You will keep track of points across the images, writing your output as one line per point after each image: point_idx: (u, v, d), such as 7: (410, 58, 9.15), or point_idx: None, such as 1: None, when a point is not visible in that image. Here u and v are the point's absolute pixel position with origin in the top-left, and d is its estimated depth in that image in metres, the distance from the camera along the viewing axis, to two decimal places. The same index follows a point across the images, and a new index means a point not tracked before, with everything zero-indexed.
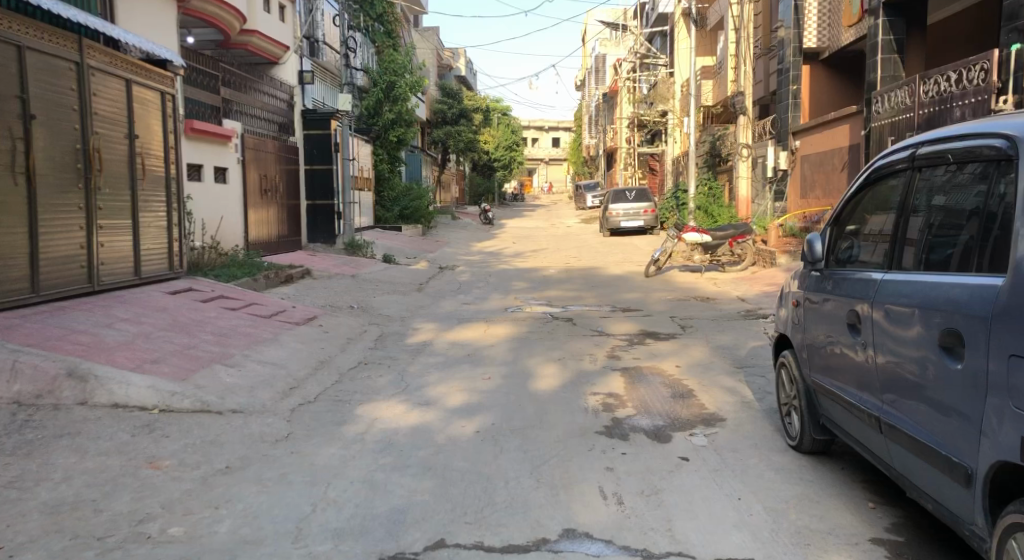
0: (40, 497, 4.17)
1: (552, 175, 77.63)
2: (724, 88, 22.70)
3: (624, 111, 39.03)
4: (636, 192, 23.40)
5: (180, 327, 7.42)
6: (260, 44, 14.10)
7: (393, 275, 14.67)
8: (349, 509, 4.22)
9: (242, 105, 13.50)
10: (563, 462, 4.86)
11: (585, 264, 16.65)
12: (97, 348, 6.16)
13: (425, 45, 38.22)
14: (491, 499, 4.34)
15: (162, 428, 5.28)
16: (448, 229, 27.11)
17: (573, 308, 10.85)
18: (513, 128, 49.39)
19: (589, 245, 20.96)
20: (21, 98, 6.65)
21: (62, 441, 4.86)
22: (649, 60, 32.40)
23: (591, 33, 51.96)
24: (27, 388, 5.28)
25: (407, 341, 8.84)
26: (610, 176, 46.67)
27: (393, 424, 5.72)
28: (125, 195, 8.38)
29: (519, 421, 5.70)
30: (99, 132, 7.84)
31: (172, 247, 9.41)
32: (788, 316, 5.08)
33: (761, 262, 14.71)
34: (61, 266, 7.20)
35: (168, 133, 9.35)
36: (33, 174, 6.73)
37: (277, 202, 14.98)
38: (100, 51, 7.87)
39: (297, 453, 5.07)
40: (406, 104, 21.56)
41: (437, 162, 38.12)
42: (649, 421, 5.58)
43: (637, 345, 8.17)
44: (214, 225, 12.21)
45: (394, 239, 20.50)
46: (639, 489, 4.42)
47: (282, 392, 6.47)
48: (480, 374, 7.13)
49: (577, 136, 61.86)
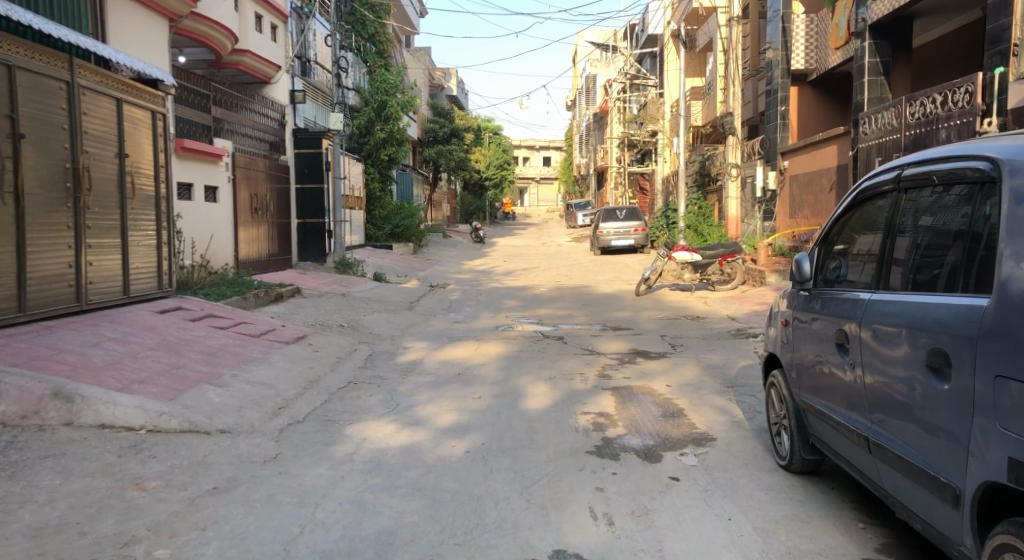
0: (23, 519, 4.12)
1: (543, 194, 77.85)
2: (712, 109, 22.95)
3: (613, 131, 39.25)
4: (626, 211, 23.46)
5: (168, 346, 7.38)
6: (252, 64, 14.17)
7: (384, 294, 14.65)
8: (337, 530, 4.19)
9: (233, 125, 13.50)
10: (553, 482, 4.84)
11: (575, 283, 16.68)
12: (84, 368, 6.11)
13: (417, 64, 38.51)
14: (481, 520, 4.31)
15: (149, 449, 5.24)
16: (439, 248, 27.11)
17: (563, 326, 10.85)
18: (504, 147, 49.64)
19: (581, 264, 20.99)
20: (10, 117, 6.63)
21: (47, 462, 4.81)
22: (639, 81, 32.65)
23: (582, 54, 52.39)
24: (11, 409, 5.24)
25: (397, 360, 8.81)
26: (601, 196, 46.82)
27: (382, 444, 5.69)
28: (115, 214, 8.37)
29: (509, 441, 5.69)
30: (89, 151, 7.84)
31: (161, 265, 9.37)
32: (777, 335, 5.10)
33: (751, 282, 14.75)
34: (48, 286, 7.16)
35: (159, 152, 9.34)
36: (21, 194, 6.72)
37: (267, 221, 14.95)
38: (91, 71, 7.89)
39: (285, 474, 5.03)
40: (398, 123, 21.75)
41: (429, 181, 38.19)
42: (639, 440, 5.58)
43: (628, 364, 8.17)
44: (204, 244, 12.17)
45: (386, 257, 20.49)
46: (629, 509, 4.40)
47: (270, 412, 6.44)
48: (470, 393, 7.11)
49: (568, 155, 62.07)
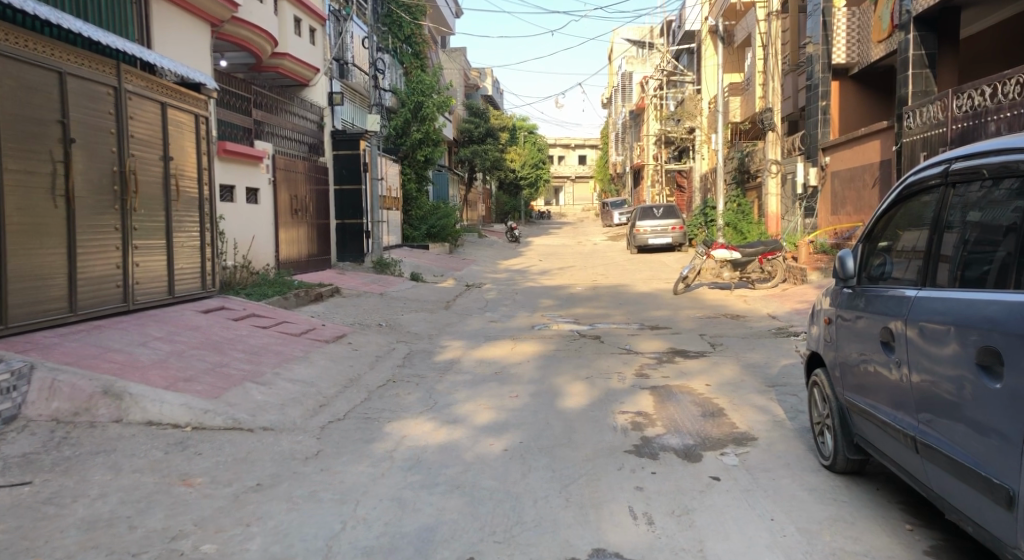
0: (77, 513, 4.25)
1: (578, 192, 77.62)
2: (751, 106, 22.69)
3: (650, 128, 38.96)
4: (663, 209, 23.29)
5: (213, 345, 7.53)
6: (292, 67, 14.38)
7: (421, 293, 14.76)
8: (378, 527, 4.24)
9: (274, 127, 13.73)
10: (592, 481, 4.84)
11: (611, 282, 16.60)
12: (132, 367, 6.26)
13: (453, 65, 38.71)
14: (520, 518, 4.33)
15: (194, 446, 5.35)
16: (475, 247, 27.14)
17: (600, 326, 10.81)
18: (540, 146, 49.63)
19: (617, 263, 20.90)
20: (62, 122, 6.82)
21: (98, 458, 4.94)
22: (676, 77, 32.32)
23: (618, 51, 52.06)
24: (64, 406, 5.42)
25: (435, 358, 8.87)
26: (637, 195, 46.52)
27: (421, 441, 5.74)
28: (160, 217, 8.56)
29: (548, 440, 5.68)
30: (135, 154, 8.03)
31: (205, 266, 9.56)
32: (820, 333, 5.02)
33: (793, 280, 14.53)
34: (97, 286, 7.34)
35: (202, 155, 9.54)
36: (71, 197, 6.89)
37: (307, 222, 15.17)
38: (137, 76, 8.07)
39: (326, 471, 5.10)
40: (433, 123, 21.83)
41: (465, 181, 38.36)
42: (678, 440, 5.54)
43: (667, 364, 8.13)
44: (246, 245, 12.39)
45: (422, 257, 20.61)
46: (668, 509, 4.38)
47: (312, 410, 6.53)
48: (507, 392, 7.13)
49: (603, 153, 61.81)
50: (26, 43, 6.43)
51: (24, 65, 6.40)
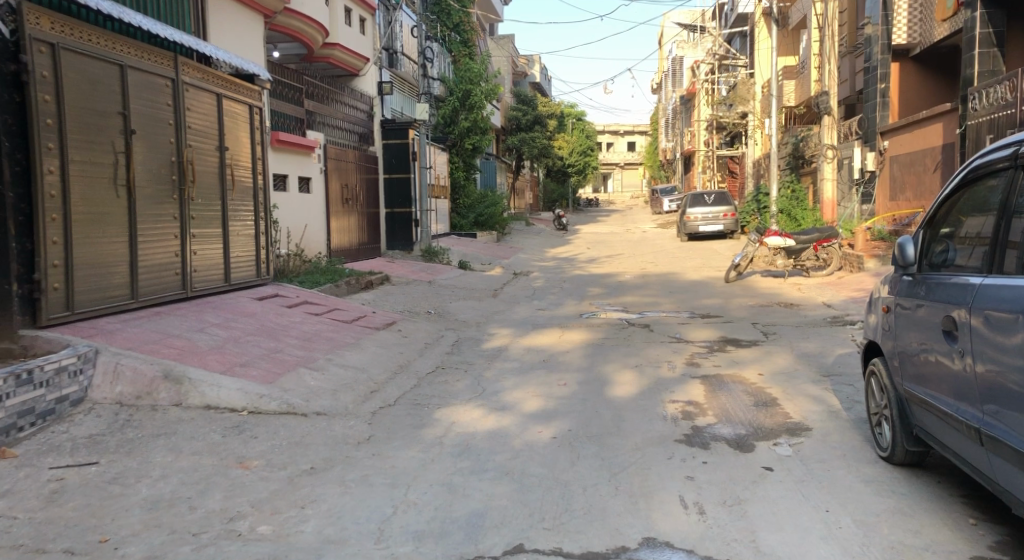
0: (140, 493, 4.39)
1: (627, 179, 76.86)
2: (806, 89, 22.14)
3: (702, 113, 38.30)
4: (715, 196, 22.92)
5: (268, 332, 7.69)
6: (343, 57, 14.54)
7: (469, 281, 14.83)
8: (428, 512, 4.29)
9: (325, 117, 13.90)
10: (642, 470, 4.81)
11: (661, 270, 16.41)
12: (190, 352, 6.43)
13: (501, 52, 38.67)
14: (569, 505, 4.33)
15: (250, 429, 5.48)
16: (522, 236, 27.12)
17: (649, 314, 10.72)
18: (589, 133, 49.29)
19: (666, 251, 20.69)
20: (123, 114, 7.01)
21: (160, 440, 5.10)
22: (728, 61, 31.69)
23: (668, 35, 51.33)
24: (128, 389, 5.62)
25: (483, 346, 8.91)
26: (687, 181, 45.89)
27: (470, 428, 5.79)
28: (216, 206, 8.75)
29: (597, 428, 5.67)
30: (192, 144, 8.22)
31: (259, 254, 9.75)
32: (878, 321, 4.89)
33: (849, 268, 14.19)
34: (157, 273, 7.55)
35: (256, 145, 9.73)
36: (133, 187, 7.09)
37: (358, 211, 15.36)
38: (194, 68, 8.25)
39: (378, 455, 5.18)
40: (481, 111, 21.80)
41: (512, 169, 38.34)
42: (730, 429, 5.48)
43: (718, 352, 8.02)
44: (299, 233, 12.60)
45: (469, 246, 20.69)
46: (720, 498, 4.34)
47: (363, 396, 6.64)
48: (555, 380, 7.12)
49: (653, 139, 61.09)
50: (89, 37, 6.61)
51: (87, 58, 6.59)
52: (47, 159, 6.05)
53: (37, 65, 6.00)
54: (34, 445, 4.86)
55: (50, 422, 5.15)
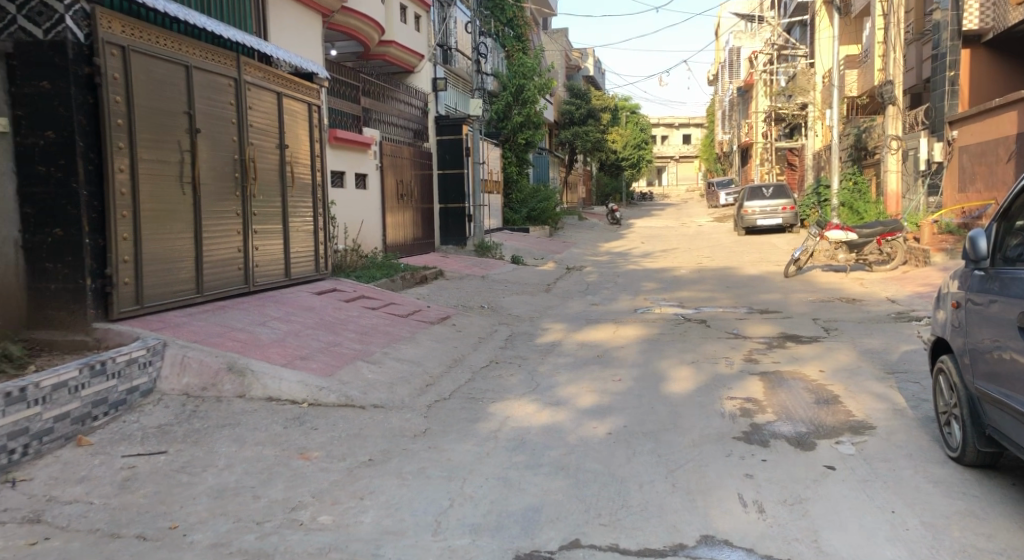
0: (207, 482, 4.53)
1: (682, 172, 75.84)
2: (870, 78, 21.53)
3: (760, 104, 37.57)
4: (773, 189, 22.48)
5: (326, 326, 7.84)
6: (398, 54, 14.70)
7: (522, 276, 14.87)
8: (484, 505, 4.32)
9: (381, 114, 14.07)
10: (699, 467, 4.76)
11: (718, 265, 16.18)
12: (253, 345, 6.59)
13: (554, 46, 38.55)
14: (626, 501, 4.31)
15: (310, 421, 5.59)
16: (576, 230, 27.03)
17: (706, 309, 10.57)
18: (643, 126, 48.81)
19: (722, 245, 20.40)
20: (188, 113, 7.21)
21: (224, 431, 5.24)
22: (788, 52, 31.00)
23: (725, 26, 50.43)
24: (194, 381, 5.80)
25: (537, 341, 8.92)
26: (744, 174, 45.10)
27: (525, 422, 5.80)
28: (277, 202, 8.95)
29: (652, 424, 5.63)
30: (254, 142, 8.41)
31: (318, 249, 9.94)
32: (947, 318, 4.74)
33: (914, 262, 13.79)
34: (221, 268, 7.75)
35: (315, 142, 9.91)
36: (197, 184, 7.29)
37: (412, 206, 15.52)
38: (255, 68, 8.44)
39: (434, 448, 5.23)
40: (535, 106, 21.78)
41: (565, 163, 38.24)
42: (790, 427, 5.37)
43: (777, 349, 7.87)
44: (355, 229, 12.80)
45: (522, 240, 20.71)
46: (781, 497, 4.27)
47: (419, 389, 6.71)
48: (610, 375, 7.09)
49: (709, 132, 60.18)
50: (156, 39, 6.82)
51: (155, 59, 6.80)
52: (117, 158, 6.27)
53: (109, 66, 6.21)
54: (108, 434, 5.05)
55: (122, 411, 5.35)
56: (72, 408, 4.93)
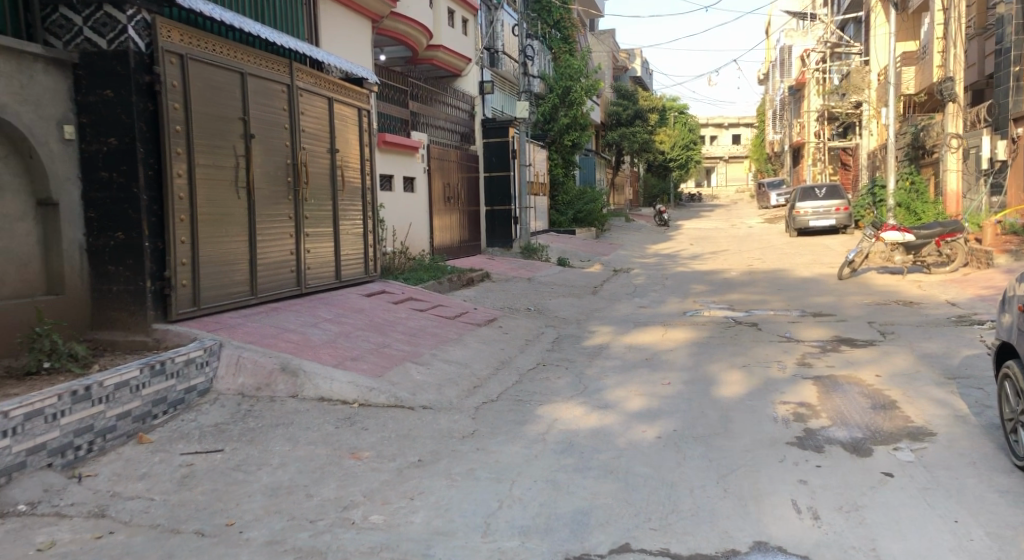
0: (262, 480, 4.62)
1: (732, 172, 74.76)
2: (928, 75, 20.98)
3: (813, 103, 36.84)
4: (826, 189, 22.02)
5: (376, 327, 7.93)
6: (446, 58, 14.81)
7: (569, 278, 14.85)
8: (533, 507, 4.32)
9: (428, 118, 14.19)
10: (752, 472, 4.69)
11: (769, 267, 15.91)
12: (305, 346, 6.70)
13: (601, 47, 38.41)
14: (676, 506, 4.27)
15: (361, 421, 5.66)
16: (622, 232, 26.89)
17: (756, 312, 10.40)
18: (692, 127, 48.29)
19: (774, 246, 20.06)
20: (243, 119, 7.37)
21: (278, 430, 5.34)
22: (842, 49, 30.33)
23: (777, 24, 49.60)
24: (249, 381, 5.93)
25: (584, 343, 8.89)
26: (796, 174, 44.26)
27: (573, 425, 5.79)
28: (328, 206, 9.08)
29: (702, 428, 5.56)
30: (306, 147, 8.56)
31: (367, 252, 10.07)
32: (1013, 322, 4.57)
33: (976, 263, 13.42)
34: (274, 270, 7.90)
35: (364, 146, 10.04)
36: (252, 188, 7.45)
37: (459, 209, 15.62)
38: (307, 74, 8.59)
39: (483, 450, 5.25)
40: (581, 107, 21.69)
41: (612, 164, 38.06)
42: (845, 433, 5.25)
43: (831, 352, 7.71)
44: (404, 231, 12.93)
45: (568, 242, 20.67)
46: (837, 504, 4.17)
47: (467, 390, 6.75)
48: (658, 379, 7.03)
49: (760, 132, 59.25)
50: (212, 47, 6.99)
51: (211, 67, 6.96)
52: (175, 163, 6.44)
53: (168, 74, 6.39)
54: (167, 432, 5.18)
55: (180, 410, 5.49)
56: (133, 406, 5.07)
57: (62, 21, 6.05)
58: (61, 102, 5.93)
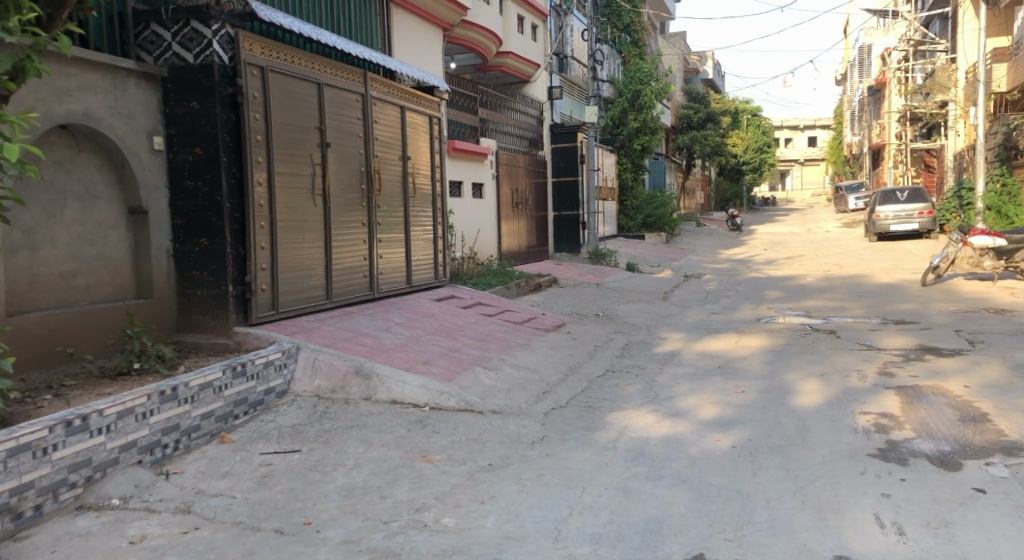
0: (337, 481, 4.71)
1: (808, 176, 72.72)
2: (1022, 72, 19.90)
3: (896, 103, 35.48)
4: (908, 192, 21.15)
5: (445, 331, 8.02)
6: (515, 65, 14.93)
7: (638, 284, 14.72)
8: (604, 514, 4.29)
9: (498, 124, 14.28)
10: (831, 484, 4.54)
11: (848, 273, 15.41)
12: (378, 349, 6.82)
13: (671, 50, 37.96)
14: (752, 517, 4.17)
15: (432, 425, 5.72)
16: (693, 236, 26.47)
17: (835, 319, 10.09)
18: (765, 129, 47.23)
19: (854, 252, 19.40)
20: (319, 129, 7.58)
21: (352, 432, 5.45)
22: (927, 46, 29.12)
23: (857, 23, 48.09)
24: (325, 383, 6.07)
25: (654, 350, 8.78)
26: (875, 177, 42.76)
27: (644, 432, 5.73)
28: (400, 213, 9.24)
29: (779, 438, 5.41)
30: (379, 155, 8.73)
31: (437, 257, 10.19)
32: None
33: None
34: (348, 276, 8.08)
35: (435, 153, 10.18)
36: (328, 196, 7.64)
37: (527, 214, 15.67)
38: (381, 83, 8.77)
39: (553, 456, 5.24)
40: (652, 111, 21.34)
41: (683, 168, 37.54)
42: (932, 445, 5.04)
43: (915, 362, 7.42)
44: (472, 236, 13.05)
45: (637, 248, 20.50)
46: (923, 520, 4.01)
47: (536, 396, 6.75)
48: (732, 387, 6.87)
49: (837, 133, 57.48)
50: (291, 59, 7.20)
51: (290, 78, 7.17)
52: (256, 171, 6.65)
53: (250, 87, 6.61)
54: (248, 432, 5.35)
55: (260, 411, 5.67)
56: (216, 407, 5.25)
57: (153, 37, 6.34)
58: (151, 115, 6.20)
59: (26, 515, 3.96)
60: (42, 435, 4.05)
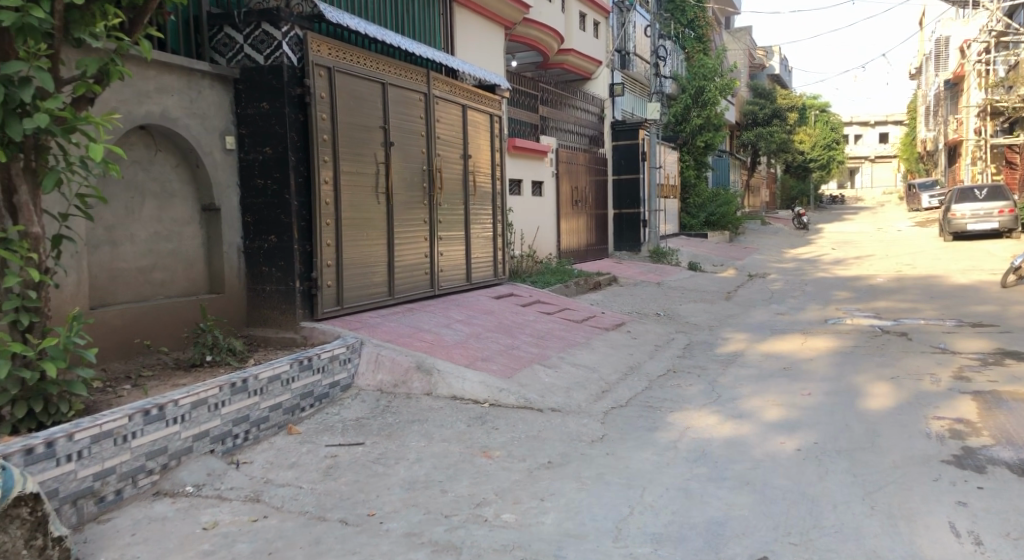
0: (399, 474, 4.79)
1: (878, 173, 70.44)
2: None
3: (975, 97, 34.03)
4: (987, 191, 20.22)
5: (505, 329, 8.05)
6: (576, 62, 14.85)
7: (700, 283, 14.51)
8: (666, 515, 4.25)
9: (558, 122, 14.27)
10: (902, 490, 4.41)
11: (921, 273, 14.86)
12: (438, 345, 6.90)
13: (737, 45, 37.27)
14: (819, 521, 4.08)
15: (492, 421, 5.76)
16: (758, 235, 25.89)
17: (907, 321, 9.77)
18: (835, 125, 45.96)
19: (929, 251, 18.70)
20: (383, 128, 7.70)
21: (414, 426, 5.53)
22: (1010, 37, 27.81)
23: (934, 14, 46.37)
24: (387, 378, 6.17)
25: (716, 350, 8.65)
26: (951, 174, 41.16)
27: (705, 433, 5.65)
28: (460, 210, 9.31)
29: (847, 443, 5.27)
30: (440, 153, 8.81)
31: (496, 255, 10.24)
32: None
33: None
34: (410, 273, 8.19)
35: (495, 152, 10.22)
36: (391, 194, 7.75)
37: (587, 212, 15.61)
38: (443, 82, 8.85)
39: (613, 455, 5.21)
40: (716, 108, 20.92)
41: (747, 165, 36.83)
42: (1012, 453, 4.83)
43: (993, 366, 7.13)
44: (531, 234, 13.08)
45: (699, 246, 20.20)
46: (1003, 530, 3.85)
47: (595, 394, 6.73)
48: (798, 389, 6.72)
49: (911, 129, 55.49)
50: (357, 59, 7.32)
51: (356, 78, 7.30)
52: (323, 170, 6.79)
53: (317, 87, 6.75)
54: (313, 424, 5.48)
55: (325, 404, 5.80)
56: (284, 399, 5.40)
57: (226, 39, 6.54)
58: (224, 115, 6.40)
59: (108, 499, 4.14)
60: (122, 422, 4.22)
